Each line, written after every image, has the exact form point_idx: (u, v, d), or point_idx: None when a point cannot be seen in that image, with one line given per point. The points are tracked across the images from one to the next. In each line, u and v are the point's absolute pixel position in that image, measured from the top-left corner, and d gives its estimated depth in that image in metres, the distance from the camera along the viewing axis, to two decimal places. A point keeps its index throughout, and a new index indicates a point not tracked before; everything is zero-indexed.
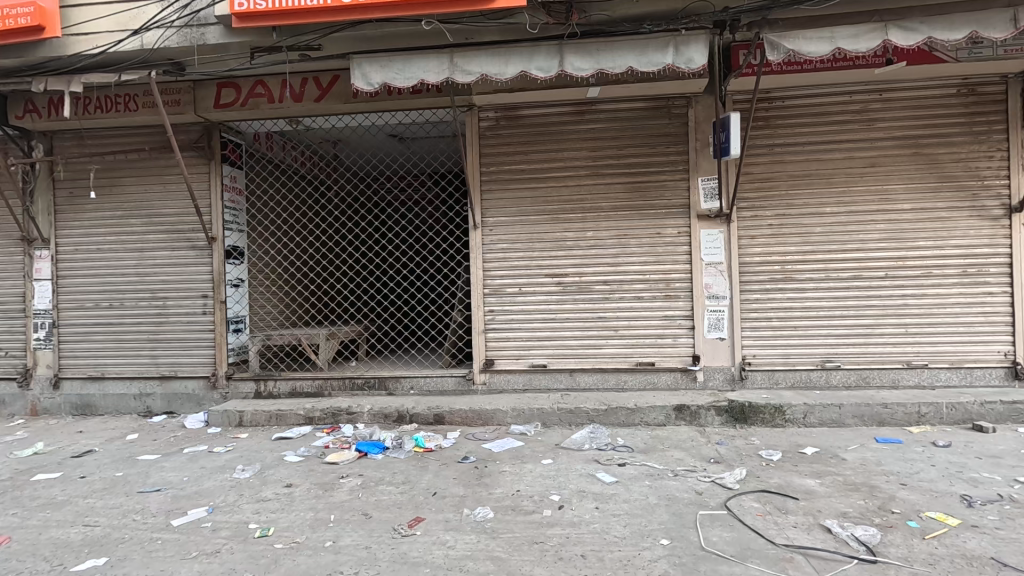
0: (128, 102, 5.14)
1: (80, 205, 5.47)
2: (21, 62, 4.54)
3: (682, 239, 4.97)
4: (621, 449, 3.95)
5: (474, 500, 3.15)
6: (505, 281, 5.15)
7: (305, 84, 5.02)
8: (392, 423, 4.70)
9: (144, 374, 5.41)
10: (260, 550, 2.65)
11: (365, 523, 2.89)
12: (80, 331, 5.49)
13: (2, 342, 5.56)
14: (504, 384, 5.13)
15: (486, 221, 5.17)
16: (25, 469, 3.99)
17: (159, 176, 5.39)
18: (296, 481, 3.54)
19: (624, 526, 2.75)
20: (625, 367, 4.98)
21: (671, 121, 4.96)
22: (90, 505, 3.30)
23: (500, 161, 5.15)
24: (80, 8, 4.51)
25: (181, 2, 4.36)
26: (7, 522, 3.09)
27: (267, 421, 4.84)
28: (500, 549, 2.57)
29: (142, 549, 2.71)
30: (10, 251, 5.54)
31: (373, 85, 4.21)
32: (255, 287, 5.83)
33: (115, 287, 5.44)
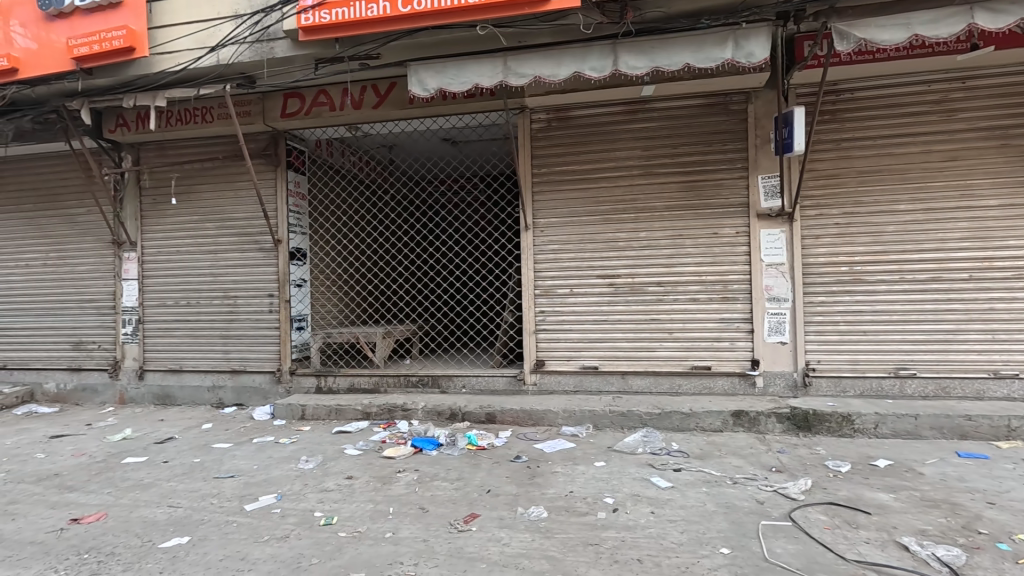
0: (204, 114, 5.53)
1: (162, 210, 5.93)
2: (114, 80, 4.97)
3: (740, 239, 4.81)
4: (676, 454, 3.86)
5: (527, 499, 3.18)
6: (556, 282, 5.15)
7: (365, 92, 5.22)
8: (445, 421, 4.81)
9: (216, 368, 5.79)
10: (325, 537, 2.78)
11: (422, 517, 2.98)
12: (161, 327, 5.94)
13: (96, 336, 6.11)
14: (554, 384, 5.13)
15: (538, 222, 5.19)
16: (116, 452, 4.36)
17: (231, 182, 5.75)
18: (356, 473, 3.69)
19: (681, 532, 2.70)
20: (679, 370, 4.87)
21: (729, 117, 4.81)
22: (172, 488, 3.57)
23: (551, 162, 5.16)
24: (164, 29, 4.89)
25: (253, 19, 4.65)
26: (103, 500, 3.40)
27: (327, 415, 5.06)
28: (554, 548, 2.58)
29: (220, 530, 2.91)
30: (103, 253, 6.08)
31: (429, 91, 4.32)
32: (317, 286, 6.11)
33: (192, 286, 5.85)
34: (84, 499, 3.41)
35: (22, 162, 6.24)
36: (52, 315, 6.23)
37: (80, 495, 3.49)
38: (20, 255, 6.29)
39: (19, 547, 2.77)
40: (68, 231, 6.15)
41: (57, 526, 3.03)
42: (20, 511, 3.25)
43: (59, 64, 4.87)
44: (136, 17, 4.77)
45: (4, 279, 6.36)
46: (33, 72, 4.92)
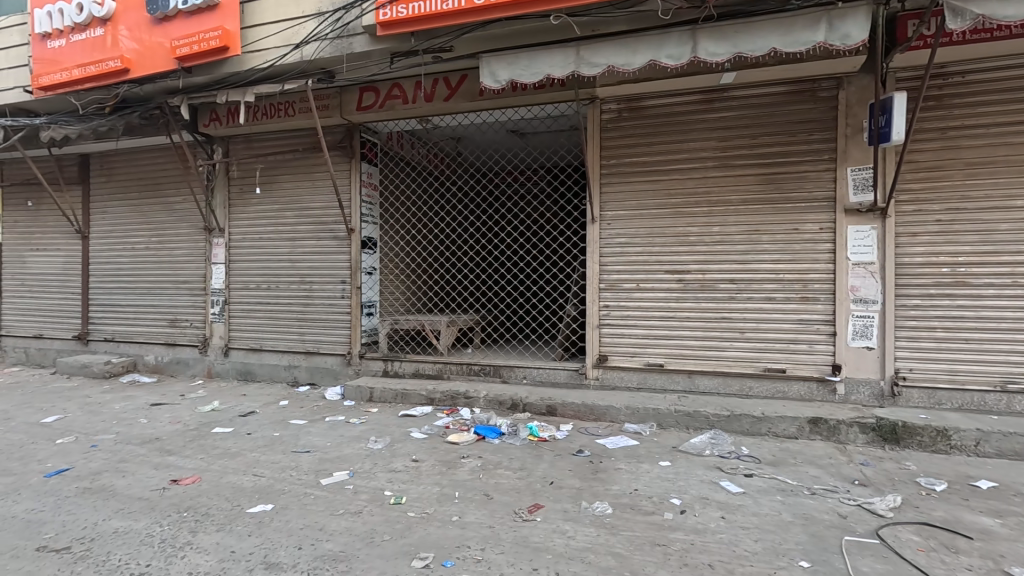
0: (287, 109, 5.84)
1: (247, 199, 6.34)
2: (210, 78, 5.35)
3: (824, 235, 4.51)
4: (746, 458, 3.71)
5: (591, 494, 3.16)
6: (622, 276, 5.05)
7: (436, 85, 5.32)
8: (507, 410, 4.87)
9: (293, 348, 6.15)
10: (395, 515, 2.90)
11: (487, 503, 3.03)
12: (245, 308, 6.38)
13: (188, 314, 6.65)
14: (617, 380, 5.05)
15: (605, 214, 5.10)
16: (206, 422, 4.75)
17: (309, 174, 6.06)
18: (422, 456, 3.81)
19: (755, 541, 2.59)
20: (751, 372, 4.66)
21: (816, 105, 4.50)
22: (256, 458, 3.84)
23: (621, 153, 5.04)
24: (254, 29, 5.20)
25: (335, 16, 4.84)
26: (197, 465, 3.71)
27: (394, 399, 5.26)
28: (620, 545, 2.55)
29: (299, 501, 3.10)
30: (196, 239, 6.59)
31: (500, 82, 4.35)
32: (386, 274, 6.34)
33: (272, 271, 6.23)
34: (181, 463, 3.74)
35: (130, 154, 6.87)
36: (152, 294, 6.84)
37: (178, 459, 3.83)
38: (127, 240, 6.94)
39: (130, 502, 3.09)
40: (167, 217, 6.72)
41: (160, 485, 3.34)
42: (129, 469, 3.61)
43: (162, 63, 5.30)
44: (230, 18, 5.10)
45: (113, 260, 7.05)
46: (141, 72, 5.38)
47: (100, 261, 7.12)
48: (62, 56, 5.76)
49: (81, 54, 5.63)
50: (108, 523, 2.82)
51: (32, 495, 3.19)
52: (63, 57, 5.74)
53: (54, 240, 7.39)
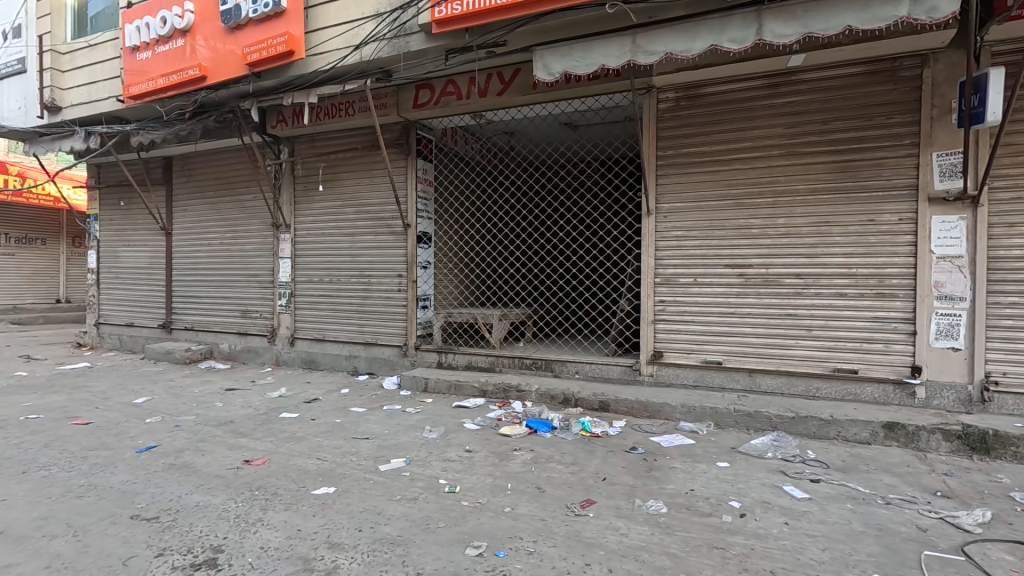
0: (347, 109, 6.06)
1: (311, 196, 6.65)
2: (277, 82, 5.64)
3: (905, 226, 4.17)
4: (812, 463, 3.52)
5: (645, 492, 3.11)
6: (679, 270, 4.90)
7: (490, 80, 5.35)
8: (558, 405, 4.86)
9: (353, 339, 6.41)
10: (450, 503, 2.97)
11: (540, 496, 3.05)
12: (309, 301, 6.71)
13: (258, 306, 7.08)
14: (672, 377, 4.92)
15: (660, 207, 4.97)
16: (274, 407, 5.05)
17: (369, 171, 6.27)
18: (475, 447, 3.87)
19: (822, 549, 2.46)
20: (818, 373, 4.40)
21: (896, 86, 4.17)
22: (319, 443, 4.04)
23: (679, 143, 4.88)
24: (318, 32, 5.42)
25: (392, 16, 4.97)
26: (267, 447, 3.96)
27: (447, 390, 5.38)
28: (676, 546, 2.49)
29: (359, 485, 3.24)
30: (265, 234, 6.99)
31: (554, 75, 4.32)
32: (440, 269, 6.47)
33: (334, 265, 6.51)
34: (252, 444, 4.00)
35: (207, 155, 7.37)
36: (226, 286, 7.34)
37: (250, 441, 4.10)
38: (204, 236, 7.47)
39: (208, 478, 3.34)
40: (239, 214, 7.17)
41: (235, 464, 3.59)
42: (207, 448, 3.90)
43: (235, 69, 5.63)
44: (295, 24, 5.35)
45: (192, 255, 7.60)
46: (216, 78, 5.75)
47: (181, 255, 7.71)
48: (147, 67, 6.25)
49: (164, 64, 6.09)
50: (190, 497, 3.06)
51: (126, 468, 3.51)
52: (149, 68, 6.23)
53: (143, 236, 8.07)
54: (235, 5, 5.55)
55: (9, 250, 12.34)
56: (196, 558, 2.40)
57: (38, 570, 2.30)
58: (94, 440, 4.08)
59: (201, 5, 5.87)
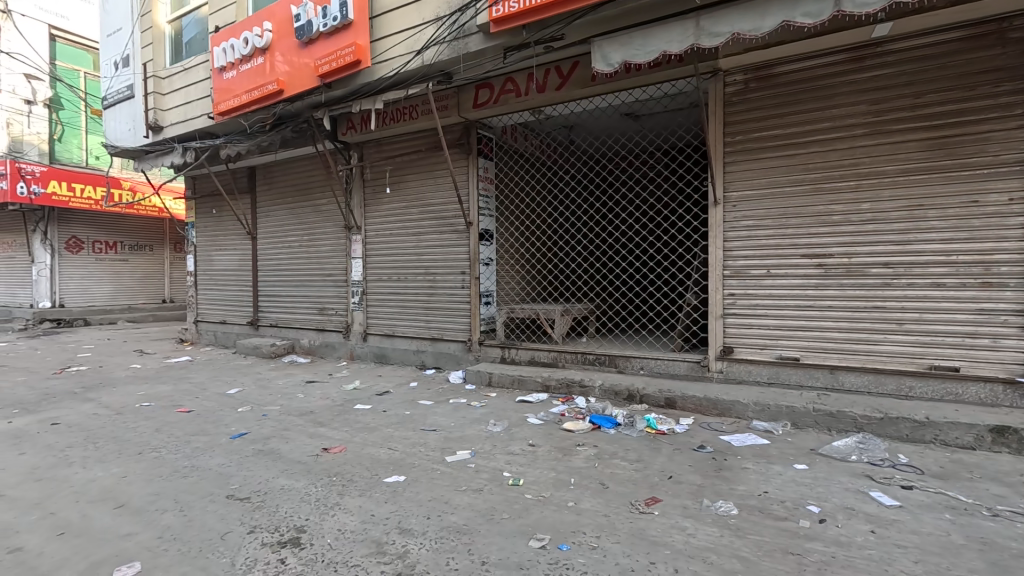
0: (411, 112, 6.28)
1: (379, 199, 6.96)
2: (346, 91, 5.94)
3: (1016, 207, 3.73)
4: (904, 468, 3.24)
5: (713, 492, 3.00)
6: (750, 262, 4.66)
7: (549, 75, 5.34)
8: (623, 401, 4.80)
9: (421, 335, 6.66)
10: (513, 496, 3.03)
11: (603, 492, 3.03)
12: (379, 298, 7.04)
13: (334, 303, 7.52)
14: (744, 374, 4.70)
15: (729, 196, 4.74)
16: (349, 399, 5.36)
17: (432, 172, 6.46)
18: (538, 442, 3.91)
19: (914, 562, 2.27)
20: (911, 370, 4.04)
21: (1003, 51, 3.73)
22: (391, 434, 4.25)
23: (750, 128, 4.63)
24: (382, 41, 5.65)
25: (451, 19, 5.08)
26: (343, 436, 4.22)
27: (511, 384, 5.46)
28: (747, 549, 2.40)
29: (428, 475, 3.37)
30: (338, 236, 7.40)
31: (614, 66, 4.24)
32: (502, 266, 6.55)
33: (401, 263, 6.79)
34: (330, 434, 4.27)
35: (286, 164, 7.91)
36: (305, 286, 7.85)
37: (327, 430, 4.39)
38: (285, 239, 8.03)
39: (292, 464, 3.61)
40: (315, 218, 7.64)
41: (315, 451, 3.86)
42: (291, 436, 4.22)
43: (308, 81, 5.98)
44: (361, 33, 5.58)
45: (275, 257, 8.20)
46: (292, 91, 6.14)
47: (266, 258, 8.34)
48: (233, 85, 6.79)
49: (247, 81, 6.59)
50: (276, 480, 3.33)
51: (222, 452, 3.87)
52: (234, 86, 6.77)
53: (232, 241, 8.81)
54: (308, 21, 5.90)
55: (122, 257, 13.95)
56: (282, 537, 2.61)
57: (152, 539, 2.60)
58: (195, 426, 4.53)
59: (278, 24, 6.29)
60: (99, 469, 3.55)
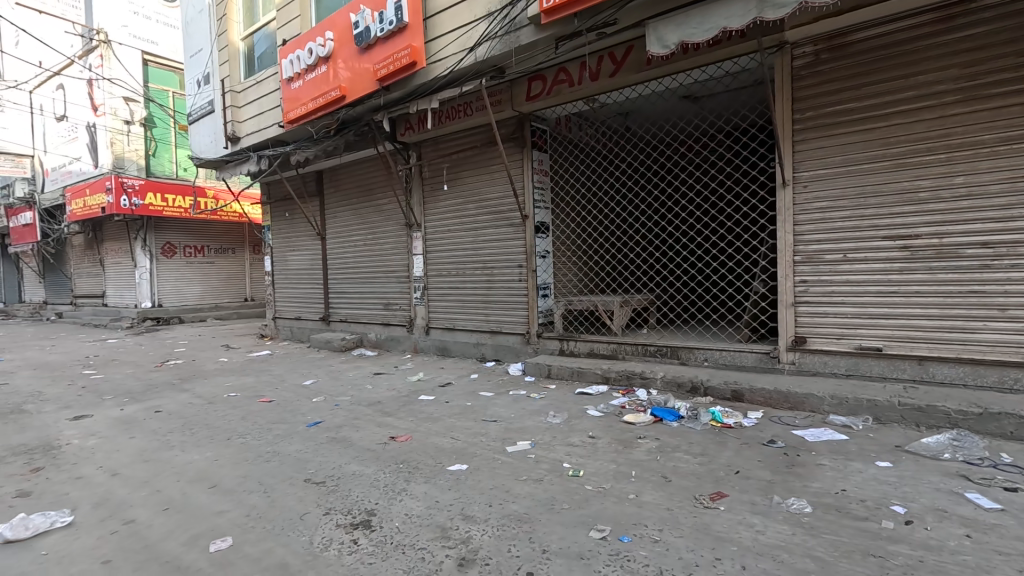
0: (465, 109, 6.37)
1: (437, 196, 7.13)
2: (403, 92, 6.13)
3: None
4: (1006, 468, 2.94)
5: (784, 488, 2.87)
6: (823, 247, 4.37)
7: (602, 62, 5.24)
8: (686, 393, 4.67)
9: (480, 329, 6.79)
10: (573, 486, 3.04)
11: (665, 486, 2.97)
12: (439, 293, 7.24)
13: (397, 298, 7.81)
14: (818, 366, 4.42)
15: (798, 176, 4.47)
16: (414, 390, 5.57)
17: (487, 167, 6.54)
18: (598, 434, 3.89)
19: (1018, 570, 2.06)
20: (1015, 361, 3.65)
21: None
22: (453, 424, 4.38)
23: (821, 103, 4.33)
24: (436, 41, 5.77)
25: (503, 14, 5.10)
26: (408, 425, 4.39)
27: (570, 376, 5.46)
28: (822, 549, 2.27)
29: (489, 464, 3.45)
30: (400, 234, 7.67)
31: (669, 47, 4.11)
32: (558, 257, 6.55)
33: (460, 259, 6.94)
34: (397, 423, 4.47)
35: (350, 167, 8.28)
36: (370, 282, 8.21)
37: (394, 419, 4.59)
38: (351, 239, 8.43)
39: (362, 451, 3.82)
40: (378, 217, 7.95)
41: (383, 440, 4.06)
42: (360, 425, 4.45)
43: (368, 85, 6.23)
44: (417, 35, 5.73)
45: (342, 256, 8.64)
46: (353, 96, 6.42)
47: (334, 257, 8.79)
48: (299, 94, 7.19)
49: (312, 90, 6.95)
50: (348, 466, 3.53)
51: (300, 439, 4.16)
52: (301, 95, 7.16)
53: (304, 242, 9.35)
54: (366, 27, 6.12)
55: (208, 260, 15.16)
56: (354, 519, 2.78)
57: (241, 517, 2.84)
58: (275, 415, 4.89)
59: (339, 32, 6.59)
60: (195, 452, 3.92)
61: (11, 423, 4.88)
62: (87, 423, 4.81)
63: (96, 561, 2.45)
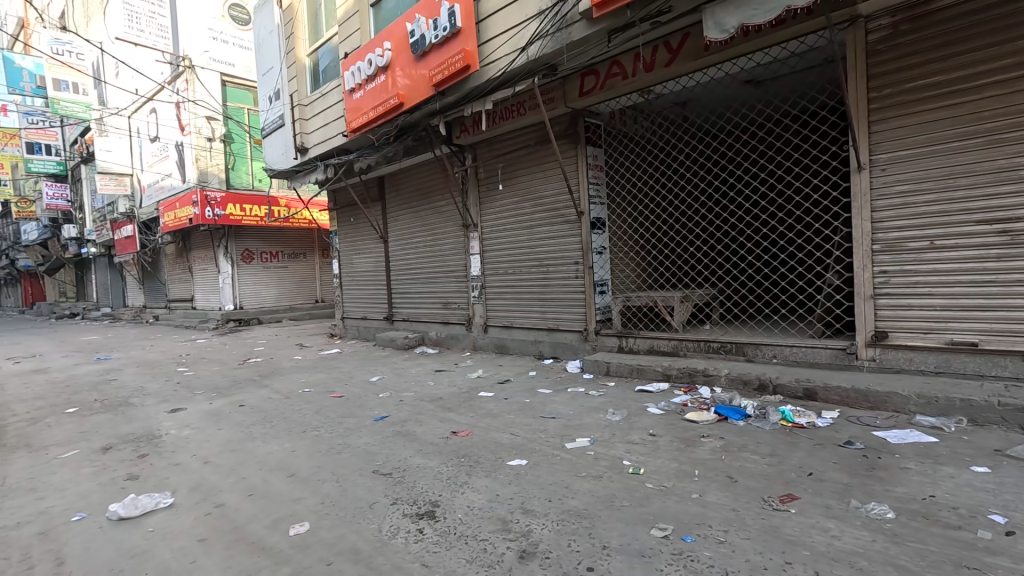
0: (518, 109, 6.42)
1: (493, 196, 7.24)
2: (458, 95, 6.27)
3: None
4: None
5: (863, 492, 2.69)
6: (907, 234, 4.04)
7: (656, 52, 5.11)
8: (753, 391, 4.48)
9: (537, 326, 6.82)
10: (634, 484, 3.01)
11: (731, 486, 2.88)
12: (497, 292, 7.34)
13: (456, 297, 8.01)
14: (901, 362, 4.10)
15: (874, 160, 4.17)
16: (474, 386, 5.70)
17: (541, 165, 6.56)
18: (659, 431, 3.82)
19: None
20: None
21: None
22: (512, 420, 4.44)
23: (903, 78, 4.00)
24: (489, 43, 5.86)
25: (554, 11, 5.11)
26: (469, 421, 4.51)
27: (629, 373, 5.39)
28: (906, 558, 2.12)
29: (549, 460, 3.48)
30: (457, 235, 7.85)
31: (728, 32, 3.96)
32: (615, 253, 6.46)
33: (516, 257, 7.01)
34: (458, 418, 4.60)
35: (409, 171, 8.56)
36: (430, 282, 8.47)
37: (455, 415, 4.72)
38: (411, 241, 8.72)
39: (426, 445, 3.96)
40: (437, 219, 8.19)
41: (446, 434, 4.19)
42: (424, 420, 4.62)
43: (424, 91, 6.42)
44: (470, 39, 5.83)
45: (403, 257, 8.96)
46: (411, 102, 6.64)
47: (396, 258, 9.14)
48: (361, 103, 7.53)
49: (372, 99, 7.26)
50: (412, 459, 3.68)
51: (368, 432, 4.38)
52: (362, 104, 7.49)
53: (368, 245, 9.79)
54: (421, 35, 6.31)
55: (282, 264, 16.18)
56: (419, 509, 2.89)
57: (317, 504, 3.04)
58: (345, 410, 5.17)
59: (396, 42, 6.83)
60: (275, 444, 4.23)
61: (120, 414, 5.47)
62: (182, 415, 5.30)
63: (193, 539, 2.70)
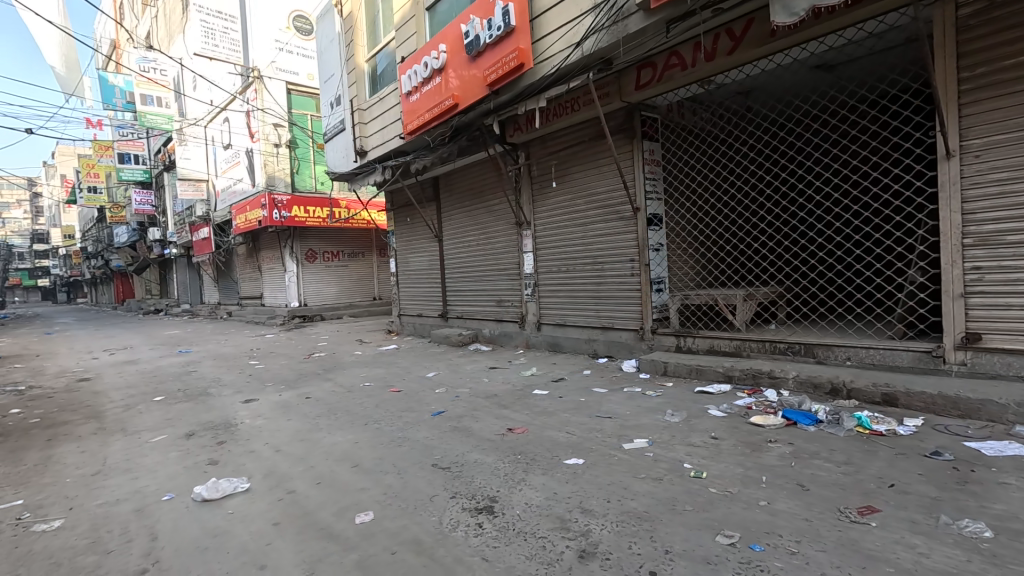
0: (572, 105, 6.37)
1: (546, 194, 7.23)
2: (512, 94, 6.29)
3: None
4: None
5: (954, 508, 2.48)
6: (1004, 226, 3.68)
7: (718, 40, 4.90)
8: (824, 395, 4.23)
9: (591, 324, 6.76)
10: (696, 487, 2.92)
11: (803, 495, 2.73)
12: (550, 290, 7.33)
13: (509, 295, 8.06)
14: (995, 367, 3.75)
15: (966, 146, 3.82)
16: (528, 384, 5.72)
17: (596, 162, 6.48)
18: (722, 435, 3.68)
19: None
20: None
21: None
22: (567, 418, 4.42)
23: (1001, 55, 3.64)
24: (543, 40, 5.84)
25: (609, 4, 5.03)
26: (525, 418, 4.53)
27: (688, 373, 5.23)
28: None
29: (606, 460, 3.44)
30: (510, 233, 7.89)
31: (798, 15, 3.75)
32: (673, 251, 6.25)
33: (569, 255, 6.96)
34: (513, 415, 4.63)
35: (462, 171, 8.69)
36: (484, 280, 8.56)
37: (510, 412, 4.76)
38: (465, 240, 8.85)
39: (483, 441, 4.01)
40: (490, 218, 8.26)
41: (501, 431, 4.23)
42: (479, 416, 4.68)
43: (478, 91, 6.49)
44: (524, 36, 5.83)
45: (458, 256, 9.12)
46: (465, 102, 6.72)
47: (451, 257, 9.31)
48: (417, 106, 7.71)
49: (428, 101, 7.42)
50: (470, 454, 3.74)
51: (426, 426, 4.49)
52: (418, 106, 7.67)
53: (423, 244, 10.03)
54: (475, 35, 6.37)
55: (342, 263, 16.87)
56: (478, 504, 2.94)
57: (379, 494, 3.15)
58: (404, 404, 5.33)
59: (451, 43, 6.94)
60: (339, 435, 4.42)
61: (201, 403, 5.90)
62: (255, 406, 5.65)
63: (268, 522, 2.88)
